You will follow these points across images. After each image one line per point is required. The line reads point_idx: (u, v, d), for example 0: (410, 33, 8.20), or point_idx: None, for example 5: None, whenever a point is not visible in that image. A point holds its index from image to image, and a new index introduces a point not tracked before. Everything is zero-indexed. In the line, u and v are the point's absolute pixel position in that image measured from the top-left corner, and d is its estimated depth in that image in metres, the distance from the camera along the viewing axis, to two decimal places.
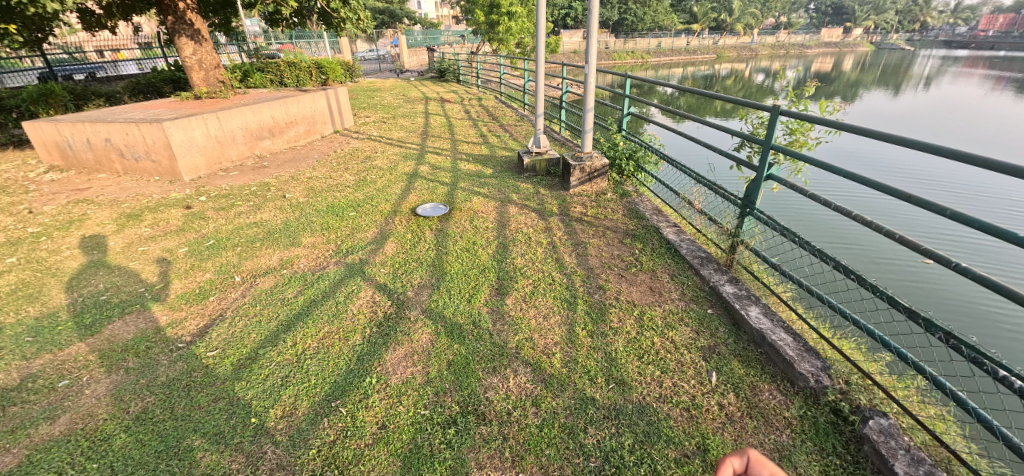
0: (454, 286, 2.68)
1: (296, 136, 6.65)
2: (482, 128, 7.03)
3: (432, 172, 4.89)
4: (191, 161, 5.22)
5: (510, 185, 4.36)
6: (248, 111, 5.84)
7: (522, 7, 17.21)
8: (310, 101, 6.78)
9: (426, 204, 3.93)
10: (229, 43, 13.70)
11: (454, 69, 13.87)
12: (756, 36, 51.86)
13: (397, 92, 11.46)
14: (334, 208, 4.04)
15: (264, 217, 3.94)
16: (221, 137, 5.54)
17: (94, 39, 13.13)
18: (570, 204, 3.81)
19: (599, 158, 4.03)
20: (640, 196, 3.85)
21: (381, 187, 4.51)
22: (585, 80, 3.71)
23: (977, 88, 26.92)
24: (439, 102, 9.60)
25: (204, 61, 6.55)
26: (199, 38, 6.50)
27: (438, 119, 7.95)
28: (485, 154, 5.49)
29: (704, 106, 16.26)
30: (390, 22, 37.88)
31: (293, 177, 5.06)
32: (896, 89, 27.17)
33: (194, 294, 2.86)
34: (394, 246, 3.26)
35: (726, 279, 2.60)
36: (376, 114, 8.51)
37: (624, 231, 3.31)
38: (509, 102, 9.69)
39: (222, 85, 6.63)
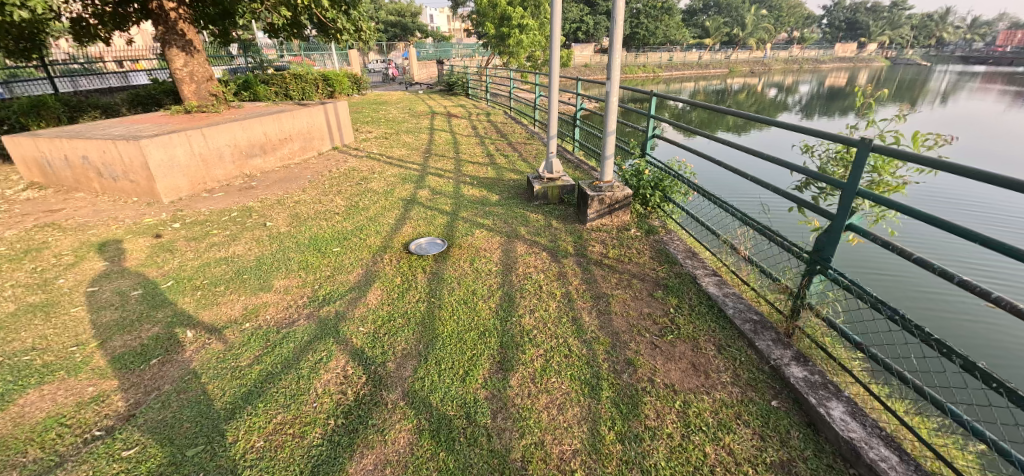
0: (445, 357, 2.15)
1: (292, 153, 6.22)
2: (489, 146, 6.56)
3: (431, 198, 4.38)
4: (171, 182, 4.79)
5: (518, 216, 3.84)
6: (238, 128, 5.42)
7: (533, 21, 16.90)
8: (307, 116, 6.37)
9: (422, 239, 3.42)
10: (238, 55, 13.48)
11: (463, 82, 13.52)
12: (769, 50, 51.33)
13: (403, 106, 11.09)
14: (317, 241, 3.54)
15: (239, 251, 3.46)
16: (206, 155, 5.10)
17: (108, 49, 12.98)
18: (587, 242, 3.29)
19: (621, 188, 3.50)
20: (670, 234, 3.32)
21: (374, 215, 4.02)
22: (607, 99, 3.22)
23: (999, 104, 26.14)
24: (445, 117, 9.19)
25: (195, 73, 6.17)
26: (191, 49, 6.13)
27: (443, 135, 7.53)
28: (491, 178, 4.99)
29: (716, 121, 15.87)
30: (402, 35, 37.93)
31: (280, 201, 4.61)
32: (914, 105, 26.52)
33: (134, 357, 2.36)
34: (379, 294, 2.74)
35: (790, 356, 2.06)
36: (379, 130, 8.10)
37: (654, 280, 2.77)
38: (518, 117, 9.24)
39: (213, 98, 6.25)
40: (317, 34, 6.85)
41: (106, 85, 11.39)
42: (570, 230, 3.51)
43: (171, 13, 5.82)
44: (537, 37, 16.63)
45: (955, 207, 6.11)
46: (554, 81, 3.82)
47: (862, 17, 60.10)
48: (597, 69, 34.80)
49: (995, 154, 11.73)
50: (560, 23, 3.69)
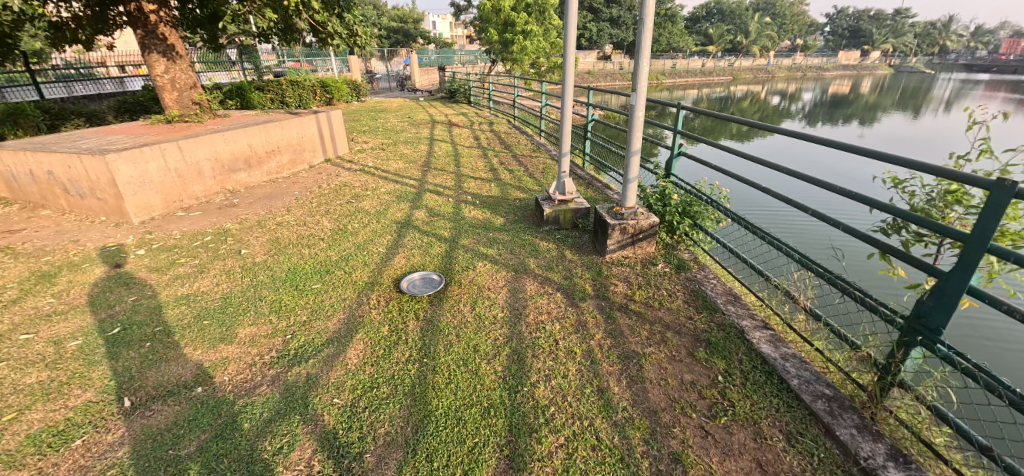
0: (438, 449, 1.68)
1: (281, 166, 5.78)
2: (493, 159, 6.11)
3: (428, 221, 3.92)
4: (142, 200, 4.35)
5: (526, 244, 3.38)
6: (219, 139, 4.98)
7: (539, 27, 16.51)
8: (298, 126, 5.93)
9: (417, 274, 2.95)
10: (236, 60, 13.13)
11: (465, 90, 13.12)
12: (773, 58, 51.08)
13: (403, 114, 10.68)
14: (296, 275, 3.09)
15: (205, 287, 3.01)
16: (183, 171, 4.67)
17: (112, 54, 12.70)
18: (608, 280, 2.83)
19: (646, 216, 3.04)
20: (704, 270, 2.86)
21: (363, 241, 3.57)
22: (634, 113, 2.77)
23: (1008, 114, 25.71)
24: (446, 127, 8.76)
25: (177, 80, 5.73)
26: (173, 55, 5.71)
27: (443, 146, 7.09)
28: (495, 196, 4.52)
29: (721, 129, 15.56)
30: (404, 41, 37.63)
31: (261, 222, 4.16)
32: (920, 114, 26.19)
33: (51, 436, 1.90)
34: (361, 349, 2.28)
35: (886, 455, 1.58)
36: (376, 140, 7.66)
37: (694, 333, 2.30)
38: (523, 126, 8.81)
39: (196, 107, 5.82)
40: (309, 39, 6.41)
41: (104, 91, 10.99)
42: (586, 263, 3.05)
43: (151, 15, 5.40)
44: (541, 44, 16.24)
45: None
46: (569, 93, 3.37)
47: (865, 25, 59.96)
48: (600, 77, 34.51)
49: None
50: (575, 27, 3.23)
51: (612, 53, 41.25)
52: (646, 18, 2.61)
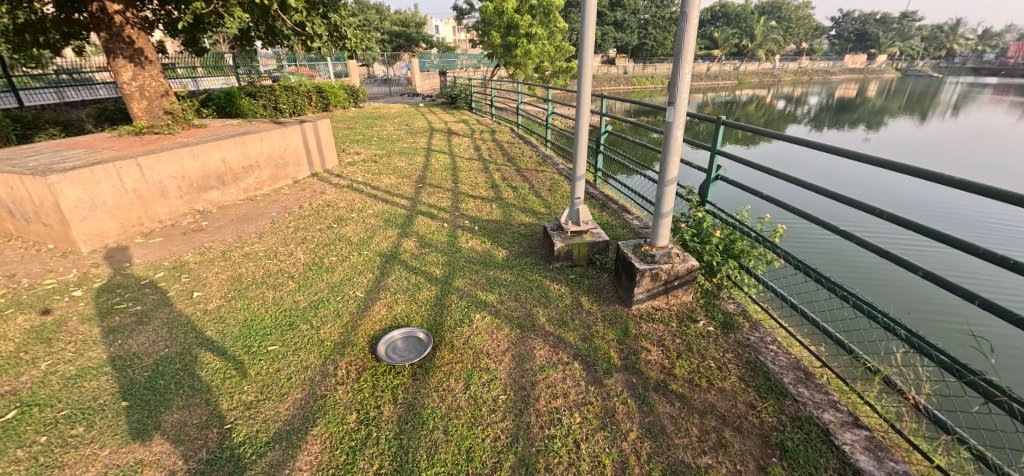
0: None
1: (262, 182, 5.24)
2: (494, 173, 5.53)
3: (418, 254, 3.35)
4: (94, 226, 3.80)
5: (534, 288, 2.80)
6: (186, 154, 4.43)
7: (543, 30, 15.96)
8: (281, 137, 5.38)
9: (398, 332, 2.36)
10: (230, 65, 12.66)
11: (467, 95, 12.60)
12: (779, 62, 50.49)
13: (401, 121, 10.15)
14: (251, 330, 2.52)
15: (139, 346, 2.45)
16: (143, 191, 4.13)
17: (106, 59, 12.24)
18: (637, 342, 2.25)
19: (682, 257, 2.47)
20: (757, 329, 2.28)
21: (339, 281, 2.99)
22: (671, 134, 2.21)
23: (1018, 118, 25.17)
24: (445, 136, 8.21)
25: (146, 87, 5.20)
26: (143, 60, 5.17)
27: (441, 158, 6.51)
28: (497, 221, 3.94)
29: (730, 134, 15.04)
30: (406, 45, 37.10)
31: (226, 253, 3.61)
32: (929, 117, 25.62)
33: None
34: (316, 454, 1.71)
35: None
36: (369, 151, 7.12)
37: (761, 433, 1.72)
38: (527, 135, 8.25)
39: (168, 116, 5.27)
40: (293, 42, 5.88)
41: (99, 94, 10.54)
42: (609, 316, 2.46)
43: (116, 16, 4.87)
44: (546, 47, 15.69)
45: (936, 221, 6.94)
46: (586, 104, 2.81)
47: (871, 28, 59.41)
48: (604, 81, 33.99)
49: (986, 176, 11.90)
50: (593, 26, 2.65)
51: (616, 57, 40.81)
52: (688, 17, 2.00)
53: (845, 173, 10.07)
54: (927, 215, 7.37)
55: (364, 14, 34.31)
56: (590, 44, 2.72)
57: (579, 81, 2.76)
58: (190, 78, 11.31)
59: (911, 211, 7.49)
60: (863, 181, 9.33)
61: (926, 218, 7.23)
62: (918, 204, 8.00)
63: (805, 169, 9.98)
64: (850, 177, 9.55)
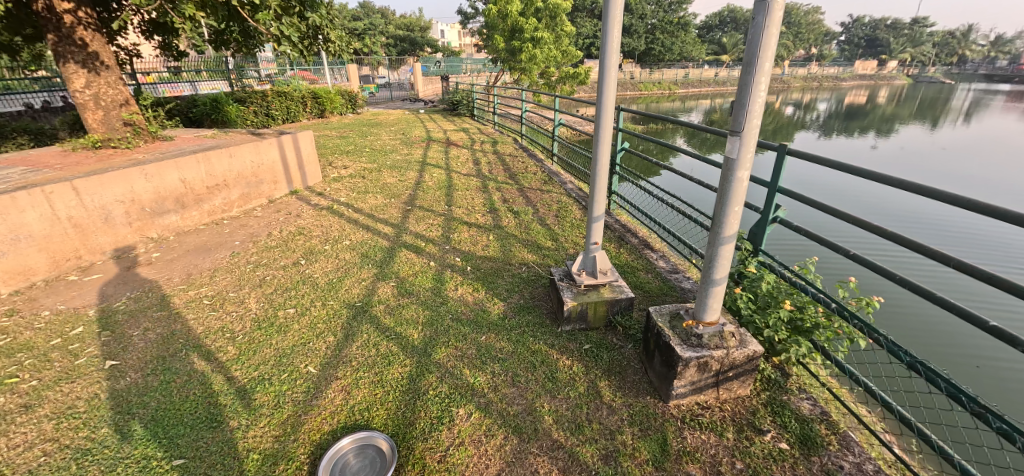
0: None
1: (231, 202, 4.63)
2: (494, 193, 4.88)
3: (395, 305, 2.70)
4: (15, 264, 3.19)
5: (537, 366, 2.15)
6: (136, 174, 3.83)
7: (549, 33, 15.36)
8: (254, 152, 4.77)
9: (349, 441, 1.71)
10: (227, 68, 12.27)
11: (468, 102, 12.03)
12: (789, 68, 49.73)
13: (397, 130, 9.56)
14: (158, 430, 1.89)
15: (7, 454, 1.82)
16: (82, 219, 3.53)
17: None
18: (683, 469, 1.60)
19: (740, 338, 1.83)
20: (851, 449, 1.63)
21: (288, 349, 2.35)
22: (733, 183, 1.59)
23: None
24: (442, 146, 7.60)
25: (102, 96, 4.61)
26: (99, 65, 4.60)
27: (436, 174, 5.88)
28: (494, 259, 3.29)
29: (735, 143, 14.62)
30: (410, 49, 36.69)
31: (165, 300, 2.99)
32: (939, 124, 25.05)
33: None
34: None
35: None
36: (358, 164, 6.52)
37: None
38: (531, 145, 7.62)
39: (128, 129, 4.70)
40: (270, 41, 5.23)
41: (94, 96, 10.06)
42: (639, 418, 1.82)
43: (65, 16, 4.29)
44: (552, 52, 15.10)
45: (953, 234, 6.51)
46: (608, 126, 2.16)
47: (881, 34, 58.65)
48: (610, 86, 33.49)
49: (1013, 186, 11.28)
50: (619, 21, 1.96)
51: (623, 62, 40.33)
52: (768, 21, 1.37)
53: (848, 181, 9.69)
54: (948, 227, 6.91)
55: (369, 19, 34.15)
56: (615, 45, 2.03)
57: (599, 95, 2.11)
58: (189, 83, 11.10)
59: (927, 223, 7.06)
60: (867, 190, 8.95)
61: (939, 229, 6.87)
62: (927, 213, 7.67)
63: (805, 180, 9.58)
64: (854, 186, 9.15)
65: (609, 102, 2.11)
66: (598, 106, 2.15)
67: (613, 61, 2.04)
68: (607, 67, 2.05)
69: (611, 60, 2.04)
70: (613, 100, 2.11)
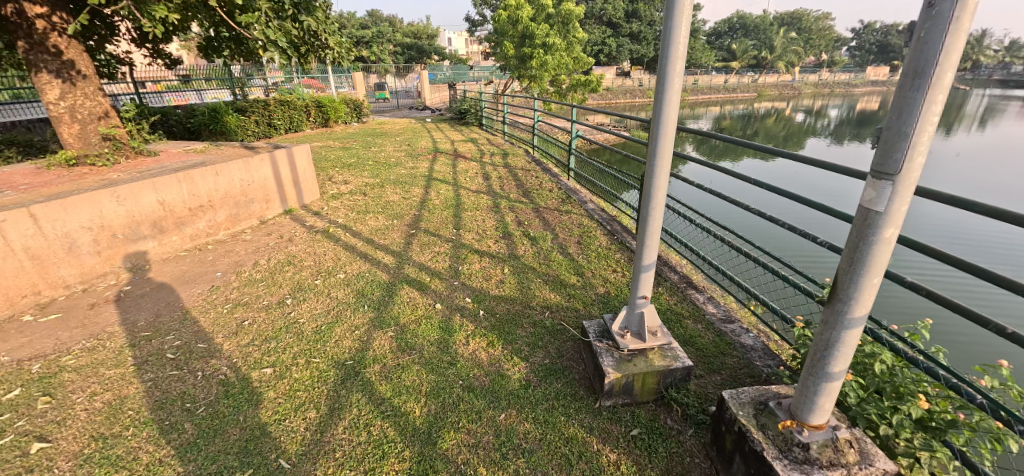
0: None
1: (216, 225, 4.20)
2: (507, 214, 4.40)
3: (393, 367, 2.22)
4: None
5: (572, 463, 1.66)
6: (106, 197, 3.40)
7: (560, 40, 14.95)
8: (242, 170, 4.34)
9: None
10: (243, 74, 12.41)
11: (477, 111, 11.64)
12: (799, 75, 49.05)
13: (402, 141, 9.16)
14: None
15: None
16: (42, 249, 3.10)
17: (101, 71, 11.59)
18: None
19: (862, 452, 1.32)
20: None
21: (256, 431, 1.88)
22: (870, 252, 1.10)
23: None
24: (450, 159, 7.16)
25: (79, 108, 4.21)
26: (75, 75, 4.20)
27: (444, 190, 5.42)
28: (510, 300, 2.80)
29: (743, 150, 14.29)
30: (418, 58, 36.58)
31: (124, 352, 2.54)
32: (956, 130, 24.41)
33: None
34: None
35: None
36: (359, 178, 6.09)
37: None
38: (544, 158, 7.17)
39: (107, 144, 4.30)
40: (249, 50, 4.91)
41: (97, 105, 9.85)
42: None
43: (37, 21, 3.88)
44: (563, 59, 14.70)
45: (992, 254, 6.01)
46: (668, 150, 1.65)
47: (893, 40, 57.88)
48: (619, 94, 33.11)
49: None
50: (688, 17, 1.47)
51: (632, 68, 39.90)
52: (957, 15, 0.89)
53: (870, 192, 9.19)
54: (987, 245, 6.40)
55: (378, 28, 34.16)
56: (681, 46, 1.52)
57: (657, 111, 1.60)
58: (195, 91, 10.94)
59: (964, 240, 6.53)
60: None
61: (975, 244, 6.37)
62: (959, 226, 7.17)
63: (824, 194, 9.13)
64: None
65: (670, 120, 1.60)
66: (654, 124, 1.64)
67: (678, 67, 1.53)
68: (670, 74, 1.54)
69: (675, 66, 1.52)
70: (675, 117, 1.60)
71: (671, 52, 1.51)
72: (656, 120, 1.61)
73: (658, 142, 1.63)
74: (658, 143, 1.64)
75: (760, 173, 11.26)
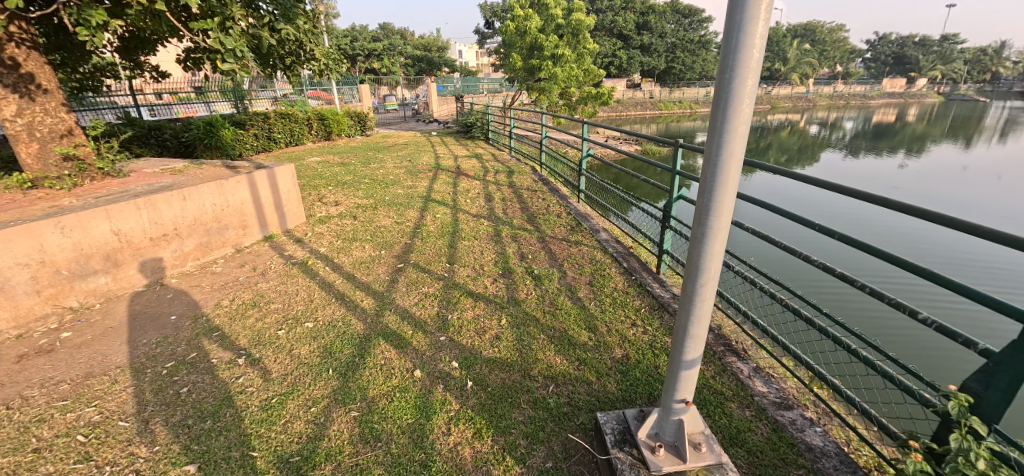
0: None
1: (184, 256, 3.77)
2: (508, 245, 3.91)
3: (348, 470, 1.71)
4: None
5: None
6: (49, 229, 2.96)
7: (571, 51, 14.57)
8: (215, 193, 3.92)
9: None
10: (257, 88, 12.53)
11: (483, 124, 11.24)
12: (814, 87, 48.26)
13: (404, 156, 8.75)
14: None
15: None
16: None
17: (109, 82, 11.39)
18: None
19: None
20: None
21: None
22: None
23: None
24: (451, 177, 6.70)
25: (38, 125, 3.81)
26: (34, 89, 3.80)
27: (441, 214, 4.94)
28: (506, 366, 2.28)
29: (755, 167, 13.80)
30: (428, 70, 36.70)
31: (29, 431, 2.05)
32: (980, 143, 23.51)
33: None
34: None
35: None
36: (351, 199, 5.65)
37: None
38: (551, 177, 6.71)
39: (68, 164, 3.89)
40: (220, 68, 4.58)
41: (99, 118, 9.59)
42: None
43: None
44: (574, 71, 14.30)
45: None
46: (728, 208, 1.13)
47: (909, 52, 56.80)
48: (629, 106, 32.72)
49: None
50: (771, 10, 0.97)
51: (643, 80, 39.48)
52: None
53: (897, 216, 8.60)
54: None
55: (389, 40, 34.22)
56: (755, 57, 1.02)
57: (715, 151, 1.09)
58: (203, 103, 10.70)
59: (1006, 276, 5.96)
60: (890, 221, 8.17)
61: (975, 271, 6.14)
62: (959, 250, 6.91)
63: (849, 215, 8.56)
64: (890, 219, 8.22)
65: (733, 162, 1.10)
66: (707, 169, 1.14)
67: (750, 88, 1.03)
68: (737, 97, 1.03)
69: (745, 84, 1.03)
70: (742, 158, 1.09)
71: (739, 63, 1.01)
72: (713, 163, 1.10)
73: (714, 195, 1.12)
74: (713, 196, 1.13)
75: (779, 192, 10.72)
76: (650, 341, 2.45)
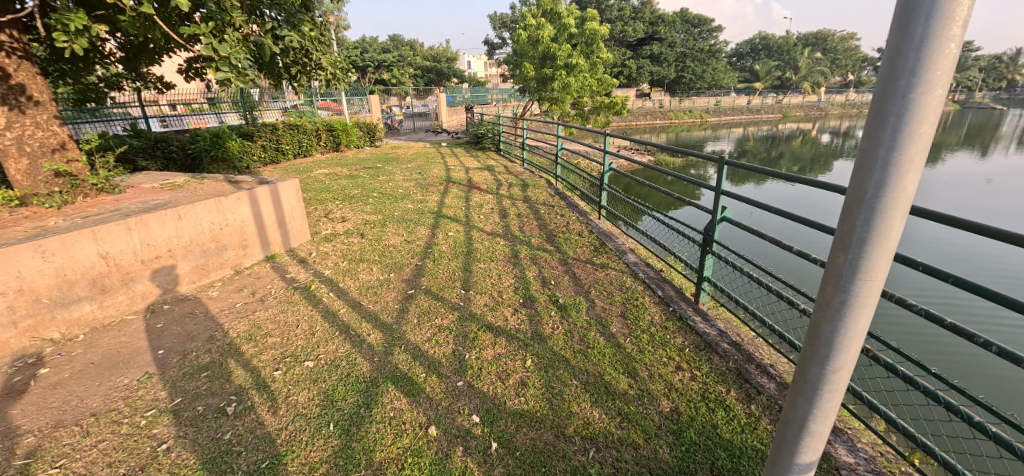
0: None
1: (178, 279, 3.51)
2: (528, 268, 3.59)
3: None
4: None
5: None
6: (27, 254, 2.68)
7: (584, 60, 14.35)
8: (213, 211, 3.65)
9: None
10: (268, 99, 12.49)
11: (494, 135, 11.00)
12: (826, 95, 47.73)
13: (414, 168, 8.50)
14: None
15: None
16: None
17: None
18: None
19: None
20: None
21: None
22: None
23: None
24: (462, 191, 6.42)
25: (28, 139, 3.58)
26: (24, 101, 3.57)
27: (453, 231, 4.63)
28: (535, 423, 1.94)
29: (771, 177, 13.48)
30: (437, 81, 36.82)
31: None
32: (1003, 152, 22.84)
33: None
34: None
35: None
36: (359, 215, 5.38)
37: None
38: (567, 190, 6.42)
39: (59, 181, 3.65)
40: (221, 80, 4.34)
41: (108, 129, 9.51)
42: None
43: None
44: (587, 80, 14.08)
45: None
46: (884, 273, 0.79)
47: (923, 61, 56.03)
48: (639, 116, 32.48)
49: None
50: None
51: (652, 90, 39.25)
52: None
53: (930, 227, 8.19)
54: None
55: (399, 51, 34.39)
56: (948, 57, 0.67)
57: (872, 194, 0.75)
58: (215, 114, 10.69)
59: None
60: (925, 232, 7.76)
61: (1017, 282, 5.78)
62: (997, 259, 6.56)
63: None
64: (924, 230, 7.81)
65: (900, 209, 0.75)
66: (853, 217, 0.79)
67: (938, 102, 0.68)
68: (918, 116, 0.69)
69: (933, 96, 0.68)
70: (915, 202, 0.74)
71: (927, 66, 0.67)
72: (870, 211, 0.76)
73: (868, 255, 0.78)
74: (864, 256, 0.79)
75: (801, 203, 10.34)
76: (702, 391, 2.10)
